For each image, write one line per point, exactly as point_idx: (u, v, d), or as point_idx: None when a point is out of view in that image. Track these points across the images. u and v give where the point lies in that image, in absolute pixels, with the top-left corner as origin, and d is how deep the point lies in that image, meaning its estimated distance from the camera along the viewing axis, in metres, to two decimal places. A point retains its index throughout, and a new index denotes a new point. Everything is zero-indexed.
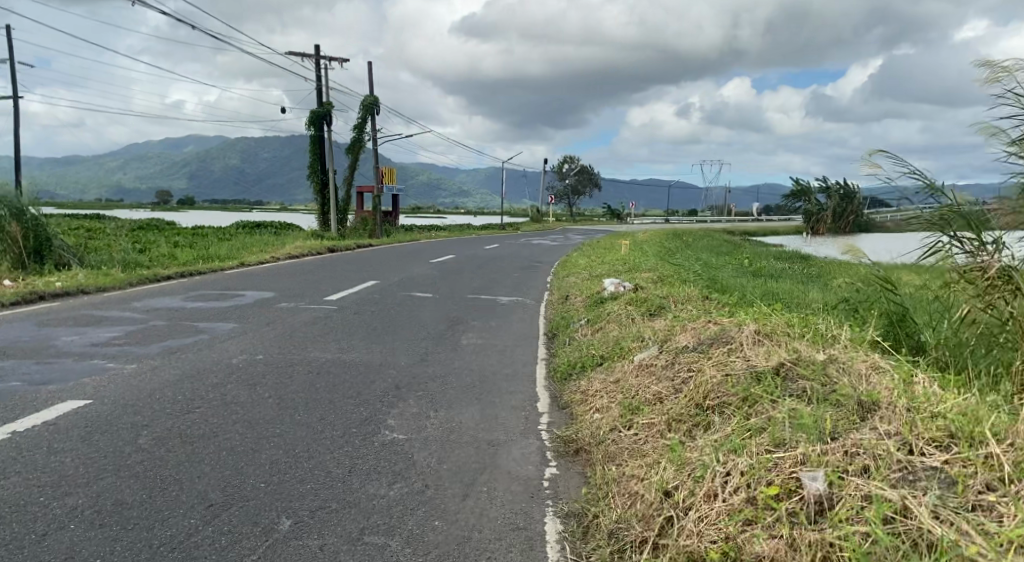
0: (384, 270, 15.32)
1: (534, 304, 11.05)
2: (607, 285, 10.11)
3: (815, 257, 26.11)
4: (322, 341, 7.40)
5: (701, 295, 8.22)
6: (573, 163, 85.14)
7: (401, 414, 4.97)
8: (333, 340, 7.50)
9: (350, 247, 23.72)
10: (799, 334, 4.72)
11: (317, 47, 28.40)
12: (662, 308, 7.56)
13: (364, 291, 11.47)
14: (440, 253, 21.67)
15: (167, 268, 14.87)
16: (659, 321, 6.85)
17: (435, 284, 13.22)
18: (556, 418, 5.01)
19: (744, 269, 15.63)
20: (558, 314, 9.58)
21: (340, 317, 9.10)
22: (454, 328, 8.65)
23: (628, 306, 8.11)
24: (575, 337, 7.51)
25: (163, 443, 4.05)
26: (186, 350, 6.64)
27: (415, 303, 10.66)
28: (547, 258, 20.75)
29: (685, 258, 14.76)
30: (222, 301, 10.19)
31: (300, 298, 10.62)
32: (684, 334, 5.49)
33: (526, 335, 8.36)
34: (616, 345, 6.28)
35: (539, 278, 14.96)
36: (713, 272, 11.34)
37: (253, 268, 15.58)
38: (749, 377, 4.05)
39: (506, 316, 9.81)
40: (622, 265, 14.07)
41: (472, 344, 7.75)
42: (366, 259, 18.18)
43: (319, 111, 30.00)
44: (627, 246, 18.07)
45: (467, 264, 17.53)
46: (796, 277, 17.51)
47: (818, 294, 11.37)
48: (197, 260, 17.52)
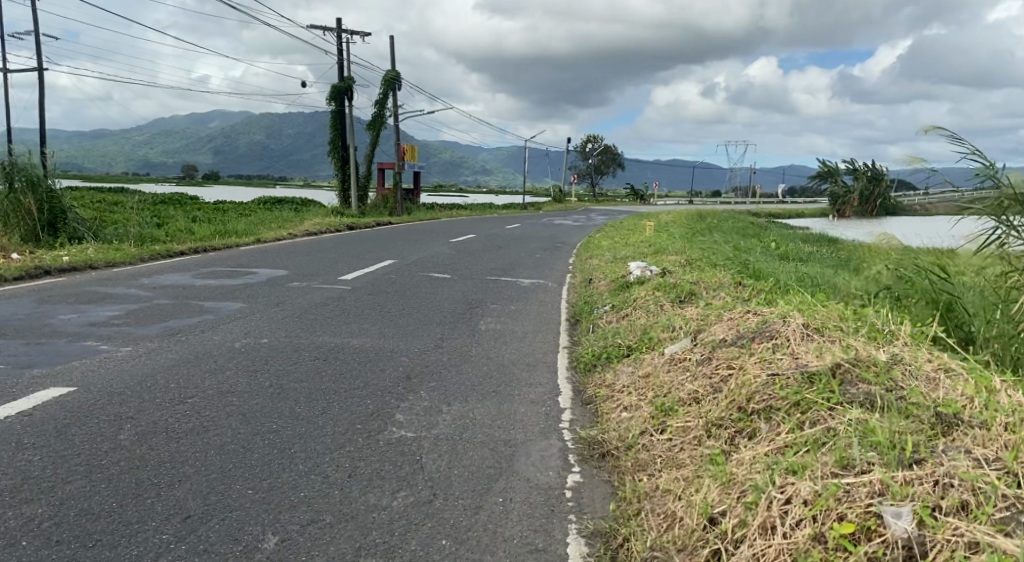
0: (401, 249, 14.92)
1: (556, 287, 10.62)
2: (633, 268, 9.62)
3: (844, 241, 25.34)
4: (332, 324, 7.03)
5: (733, 281, 7.68)
6: (596, 142, 83.92)
7: (411, 408, 4.57)
8: (344, 323, 7.13)
9: (369, 224, 23.38)
10: (852, 326, 4.17)
11: (338, 20, 27.93)
12: (694, 296, 7.03)
13: (380, 271, 11.10)
14: (460, 232, 21.20)
15: (184, 243, 14.64)
16: (689, 310, 6.32)
17: (453, 264, 12.83)
18: (579, 416, 4.56)
19: (773, 252, 15.10)
20: (581, 298, 9.12)
21: (353, 298, 8.73)
22: (471, 312, 8.24)
23: (656, 292, 7.61)
24: (599, 326, 7.03)
25: (146, 440, 3.73)
26: (186, 332, 6.31)
27: (431, 284, 10.26)
28: (571, 239, 20.24)
29: (713, 241, 14.16)
30: (232, 278, 9.87)
31: (313, 277, 10.28)
32: (720, 326, 4.96)
33: (547, 321, 7.91)
34: (644, 335, 5.81)
35: (561, 259, 14.52)
36: (743, 256, 10.85)
37: (269, 244, 15.29)
38: (800, 378, 3.52)
39: (526, 300, 9.36)
40: (647, 247, 13.60)
41: (490, 330, 7.33)
42: (384, 238, 17.84)
43: (340, 85, 29.57)
44: (652, 227, 17.47)
45: (486, 244, 17.06)
46: (827, 261, 16.93)
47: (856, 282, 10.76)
48: (215, 235, 17.29)
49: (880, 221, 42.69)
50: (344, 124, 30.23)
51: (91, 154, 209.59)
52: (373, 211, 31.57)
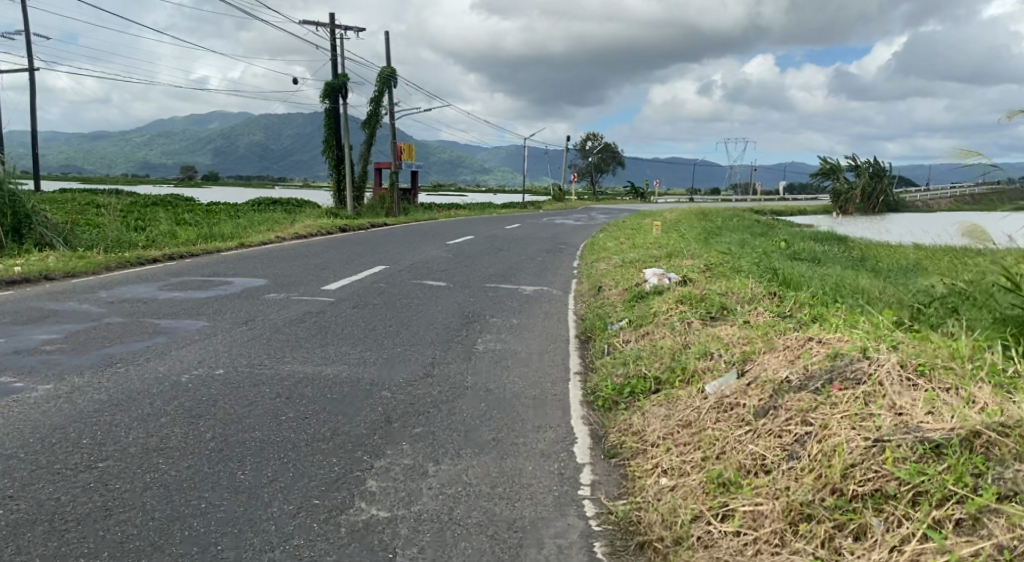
0: (394, 253, 13.93)
1: (562, 295, 9.65)
2: (648, 274, 8.62)
3: (855, 240, 24.40)
4: (305, 348, 6.01)
5: (767, 293, 6.69)
6: (597, 139, 82.79)
7: (386, 471, 3.59)
8: (318, 345, 6.12)
9: (363, 226, 22.42)
10: (960, 361, 3.16)
11: (331, 15, 26.96)
12: (728, 312, 6.01)
13: (368, 280, 10.08)
14: (458, 233, 20.17)
15: (162, 249, 13.68)
16: (724, 331, 5.32)
17: (448, 269, 11.83)
18: (603, 479, 3.58)
19: (786, 252, 14.22)
20: (591, 310, 8.11)
21: (335, 312, 7.73)
22: (467, 329, 7.22)
23: (680, 305, 6.60)
24: (619, 348, 6.01)
25: (16, 536, 2.87)
26: (128, 363, 5.30)
27: (423, 295, 9.26)
28: (573, 240, 19.25)
29: (729, 241, 13.23)
30: (203, 290, 8.87)
31: (293, 287, 9.28)
32: (773, 361, 3.96)
33: (554, 339, 6.90)
34: (674, 364, 4.83)
35: (564, 262, 13.53)
36: (766, 259, 9.92)
37: (252, 249, 14.26)
38: (917, 448, 2.55)
39: (529, 312, 8.35)
40: (660, 249, 12.66)
41: (489, 352, 6.32)
42: (376, 240, 16.84)
43: (333, 82, 28.55)
44: (661, 226, 16.45)
45: (484, 246, 16.04)
46: (843, 262, 16.04)
47: (888, 289, 9.80)
48: (199, 239, 16.33)
49: (887, 219, 41.78)
50: (338, 122, 29.24)
51: (89, 156, 208.57)
52: (369, 211, 30.52)
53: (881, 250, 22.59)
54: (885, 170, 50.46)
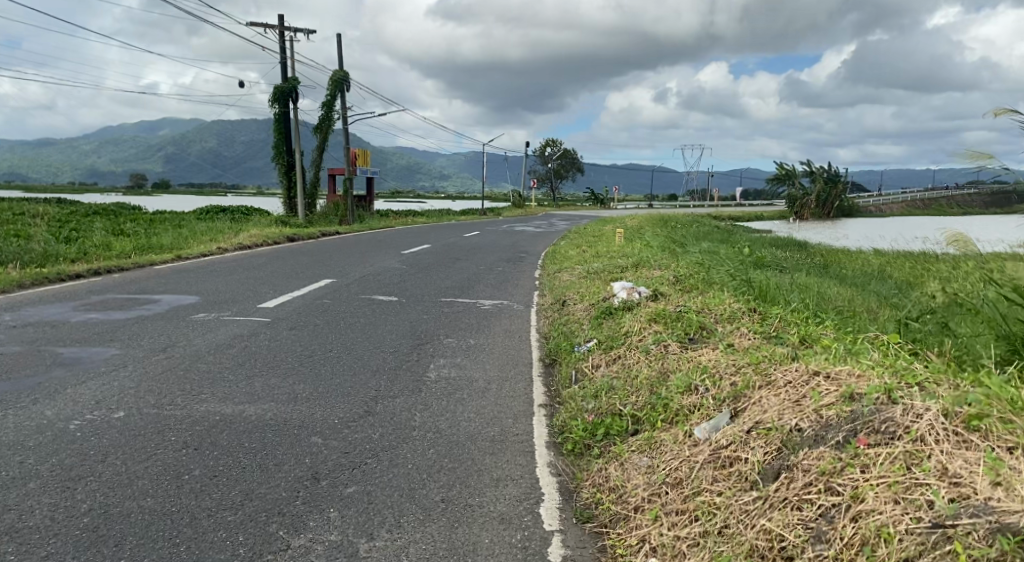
0: (344, 265, 13.06)
1: (523, 310, 8.98)
2: (615, 288, 8.03)
3: (814, 246, 24.41)
4: (227, 381, 5.19)
5: (745, 310, 6.14)
6: (555, 146, 82.72)
7: (306, 555, 2.88)
8: (244, 377, 5.30)
9: (315, 235, 21.43)
10: (1015, 406, 2.64)
11: (280, 17, 25.89)
12: (708, 334, 5.41)
13: (313, 297, 9.25)
14: (413, 241, 19.35)
15: (89, 262, 12.53)
16: (706, 358, 4.72)
17: (401, 282, 11.06)
18: (576, 555, 2.92)
19: (750, 258, 13.86)
20: (554, 328, 7.47)
21: (271, 335, 6.90)
22: (419, 352, 6.50)
23: (653, 325, 5.98)
24: (588, 376, 5.35)
25: None
26: (6, 406, 4.39)
27: (372, 312, 8.49)
28: (532, 249, 18.64)
29: (695, 250, 12.77)
30: (124, 310, 7.91)
31: (228, 306, 8.39)
32: (774, 401, 3.38)
33: (514, 364, 6.22)
34: (654, 400, 4.20)
35: (525, 274, 12.86)
36: (736, 269, 9.43)
37: (190, 262, 13.20)
38: (997, 541, 2.05)
39: (487, 331, 7.66)
40: (625, 258, 12.12)
41: (442, 381, 5.59)
42: (326, 250, 15.91)
43: (284, 86, 27.46)
44: (623, 233, 15.95)
45: (441, 256, 15.29)
46: (806, 268, 15.78)
47: (860, 303, 9.43)
48: (135, 250, 15.19)
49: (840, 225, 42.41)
50: (289, 128, 28.17)
51: (30, 163, 200.56)
52: (322, 220, 29.43)
53: (840, 256, 22.58)
54: (838, 176, 51.37)
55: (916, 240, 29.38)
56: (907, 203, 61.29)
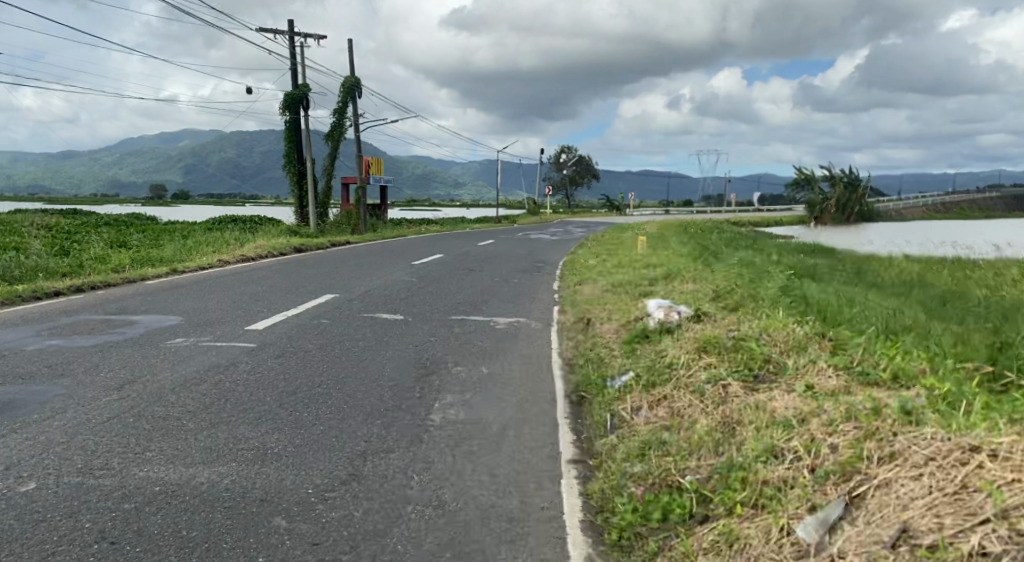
0: (349, 277, 12.13)
1: (543, 330, 7.99)
2: (651, 306, 7.00)
3: (844, 253, 23.20)
4: (182, 431, 4.20)
5: (812, 336, 5.10)
6: (570, 152, 81.87)
7: None
8: (203, 427, 4.31)
9: (323, 244, 20.55)
10: None
11: (290, 21, 25.21)
12: (777, 371, 4.38)
13: (309, 316, 8.29)
14: (425, 251, 18.41)
15: (77, 278, 11.65)
16: (784, 410, 3.72)
17: (408, 297, 10.09)
18: None
19: (785, 267, 12.81)
20: (581, 354, 6.46)
21: (252, 366, 5.95)
22: (422, 387, 5.49)
23: (704, 355, 4.95)
24: (629, 425, 4.29)
25: None
26: None
27: (374, 334, 7.52)
28: (551, 258, 17.61)
29: (729, 259, 11.73)
30: (93, 334, 6.99)
31: (211, 329, 7.45)
32: (919, 491, 2.62)
33: (535, 401, 5.20)
34: (727, 474, 3.23)
35: (543, 286, 11.85)
36: (782, 281, 8.39)
37: (186, 276, 12.32)
38: None
39: (502, 356, 6.65)
40: (653, 269, 11.11)
41: (449, 428, 4.58)
42: (333, 261, 14.99)
43: (293, 93, 26.72)
44: (647, 241, 14.89)
45: (454, 267, 14.30)
46: (844, 277, 14.67)
47: (924, 322, 8.34)
48: (131, 264, 14.38)
49: (866, 230, 40.85)
50: (299, 135, 27.45)
51: (52, 175, 202.96)
52: (333, 229, 28.61)
53: (874, 262, 21.36)
54: (860, 179, 49.85)
55: (948, 245, 28.03)
56: (931, 208, 59.52)
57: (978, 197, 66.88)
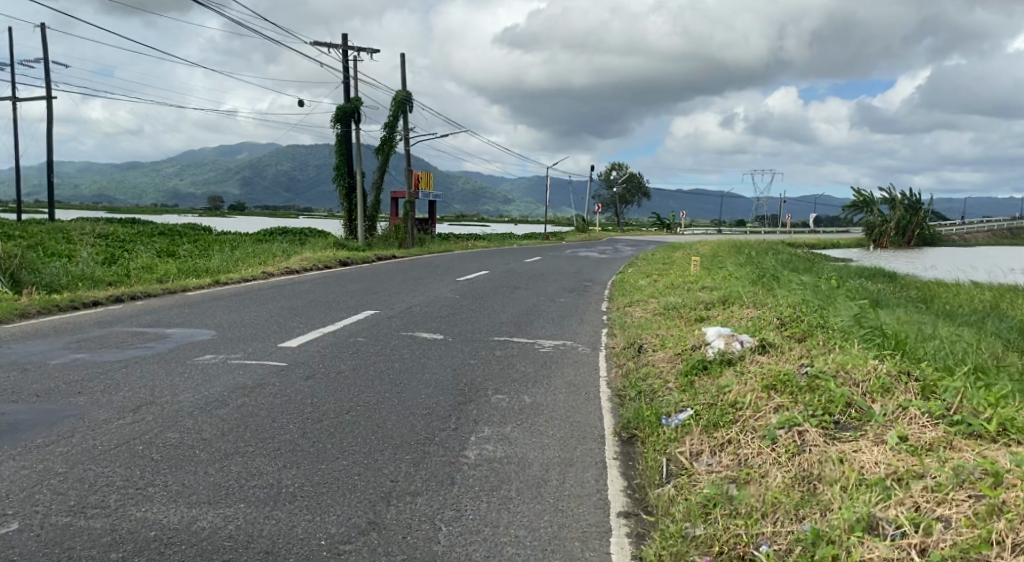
0: (390, 293, 11.84)
1: (589, 355, 7.48)
2: (710, 334, 6.45)
3: (906, 278, 22.04)
4: (191, 472, 3.89)
5: (896, 375, 4.41)
6: (620, 169, 81.25)
7: None
8: (213, 467, 3.98)
9: (368, 258, 20.43)
10: None
11: (343, 37, 25.45)
12: (861, 419, 3.73)
13: (344, 334, 7.96)
14: (470, 267, 18.08)
15: (121, 287, 11.64)
16: (874, 468, 3.12)
17: (449, 316, 9.71)
18: None
19: (848, 293, 12.02)
20: (631, 384, 5.94)
21: (280, 388, 5.61)
22: (457, 417, 5.06)
23: (772, 395, 4.37)
24: (689, 474, 3.81)
25: None
26: None
27: (411, 355, 7.13)
28: (598, 277, 17.09)
29: (789, 284, 11.03)
30: (122, 348, 6.77)
31: (243, 345, 7.18)
32: None
33: (580, 438, 4.71)
34: (810, 549, 2.70)
35: (590, 307, 11.34)
36: (850, 310, 7.72)
37: (228, 289, 12.23)
38: None
39: (545, 384, 6.18)
40: (708, 292, 10.50)
41: (483, 467, 4.13)
42: (376, 276, 14.77)
43: (345, 107, 26.93)
44: (699, 261, 14.24)
45: (498, 285, 13.91)
46: (910, 305, 13.75)
47: (1009, 358, 7.53)
48: (177, 274, 14.40)
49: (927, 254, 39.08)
50: (348, 149, 27.65)
51: (117, 185, 211.35)
52: (380, 242, 28.59)
53: (939, 289, 20.19)
54: (920, 201, 47.84)
55: (1015, 272, 26.45)
56: (996, 232, 56.77)
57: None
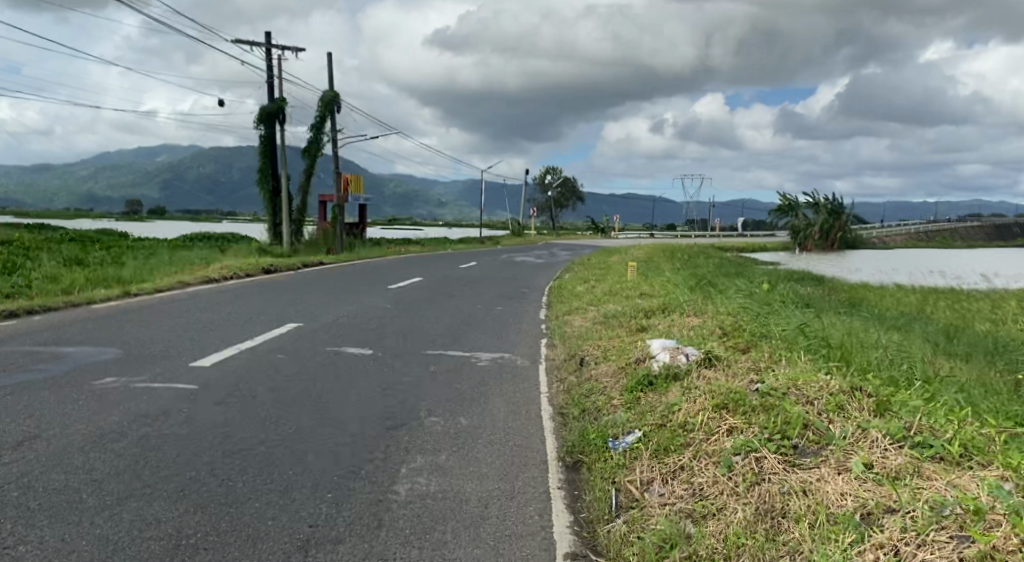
0: (318, 303, 11.22)
1: (528, 370, 7.12)
2: (654, 348, 6.20)
3: (832, 281, 22.64)
4: (72, 525, 3.35)
5: (848, 390, 4.22)
6: (555, 174, 81.71)
7: None
8: (101, 517, 3.44)
9: (296, 265, 19.58)
10: None
11: (268, 36, 24.45)
12: (820, 442, 3.49)
13: (266, 351, 7.37)
14: (403, 274, 17.52)
15: (17, 301, 10.62)
16: (840, 501, 2.88)
17: (380, 328, 9.20)
18: None
19: (782, 298, 12.09)
20: (573, 401, 5.61)
21: (188, 416, 5.03)
22: (386, 446, 4.61)
23: (724, 416, 4.11)
24: (641, 508, 3.51)
25: None
26: None
27: (338, 373, 6.62)
28: (535, 284, 16.81)
29: (726, 290, 10.96)
30: (9, 372, 6.03)
31: (150, 366, 6.51)
32: None
33: (521, 465, 4.35)
34: None
35: (527, 316, 11.01)
36: (790, 318, 7.62)
37: (140, 300, 11.35)
38: None
39: (483, 403, 5.79)
40: (647, 299, 10.33)
41: (414, 504, 3.72)
42: (303, 285, 14.06)
43: (271, 109, 25.89)
44: (636, 267, 14.13)
45: (432, 293, 13.43)
46: (840, 309, 13.98)
47: (942, 364, 7.56)
48: (85, 284, 13.35)
49: (848, 257, 40.60)
50: (275, 152, 26.60)
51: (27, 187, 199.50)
52: (309, 248, 27.61)
53: (863, 291, 20.82)
54: (841, 206, 49.73)
55: (931, 274, 27.62)
56: (910, 236, 59.64)
57: (955, 226, 67.41)
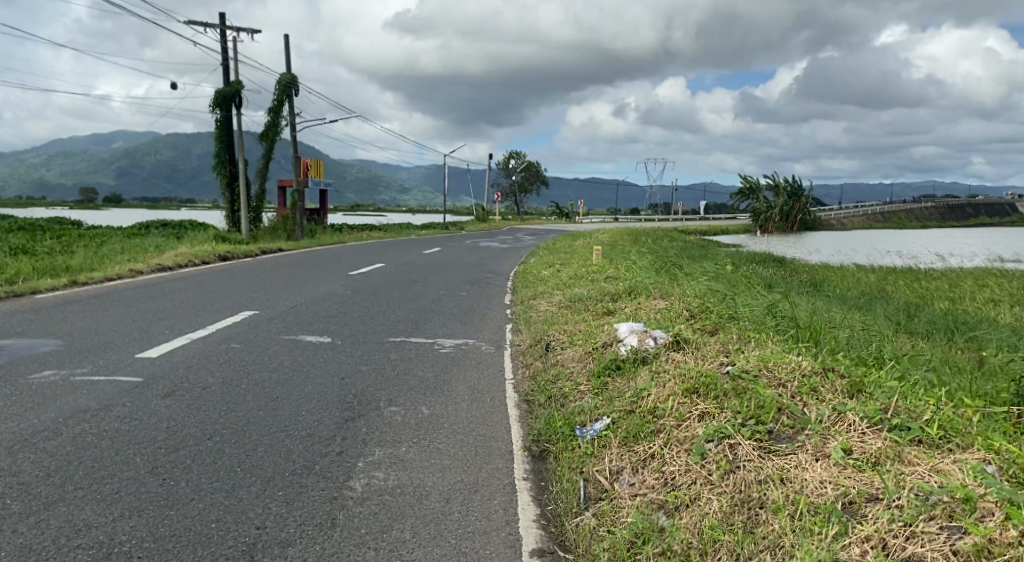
0: (275, 290, 10.83)
1: (493, 356, 6.91)
2: (622, 331, 6.03)
3: (794, 263, 22.85)
4: None
5: (820, 370, 4.09)
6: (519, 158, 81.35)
7: None
8: (26, 524, 3.15)
9: (254, 252, 19.03)
10: None
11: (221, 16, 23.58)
12: (795, 426, 3.35)
13: (218, 340, 7.02)
14: (366, 260, 17.13)
15: None
16: (819, 491, 2.75)
17: (340, 315, 8.89)
18: None
19: (747, 280, 12.05)
20: (539, 388, 5.42)
21: (129, 411, 4.71)
22: (343, 438, 4.36)
23: (695, 401, 3.95)
24: (611, 499, 3.34)
25: None
26: None
27: (293, 362, 6.32)
28: (500, 268, 16.57)
29: (692, 273, 10.86)
30: None
31: (92, 358, 6.13)
32: None
33: (485, 456, 4.14)
34: None
35: (492, 301, 10.78)
36: (757, 300, 7.52)
37: (86, 290, 10.81)
38: None
39: (446, 391, 5.56)
40: (613, 282, 10.17)
41: (371, 501, 3.50)
42: (261, 272, 13.61)
43: (225, 91, 25.05)
44: (601, 251, 13.99)
45: (394, 278, 13.09)
46: (804, 289, 14.03)
47: (906, 343, 7.55)
48: (28, 274, 12.70)
49: (808, 239, 41.18)
50: (230, 135, 25.77)
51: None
52: (268, 235, 26.92)
53: (825, 272, 21.05)
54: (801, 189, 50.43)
55: (889, 254, 28.09)
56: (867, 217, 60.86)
57: (910, 207, 68.94)
